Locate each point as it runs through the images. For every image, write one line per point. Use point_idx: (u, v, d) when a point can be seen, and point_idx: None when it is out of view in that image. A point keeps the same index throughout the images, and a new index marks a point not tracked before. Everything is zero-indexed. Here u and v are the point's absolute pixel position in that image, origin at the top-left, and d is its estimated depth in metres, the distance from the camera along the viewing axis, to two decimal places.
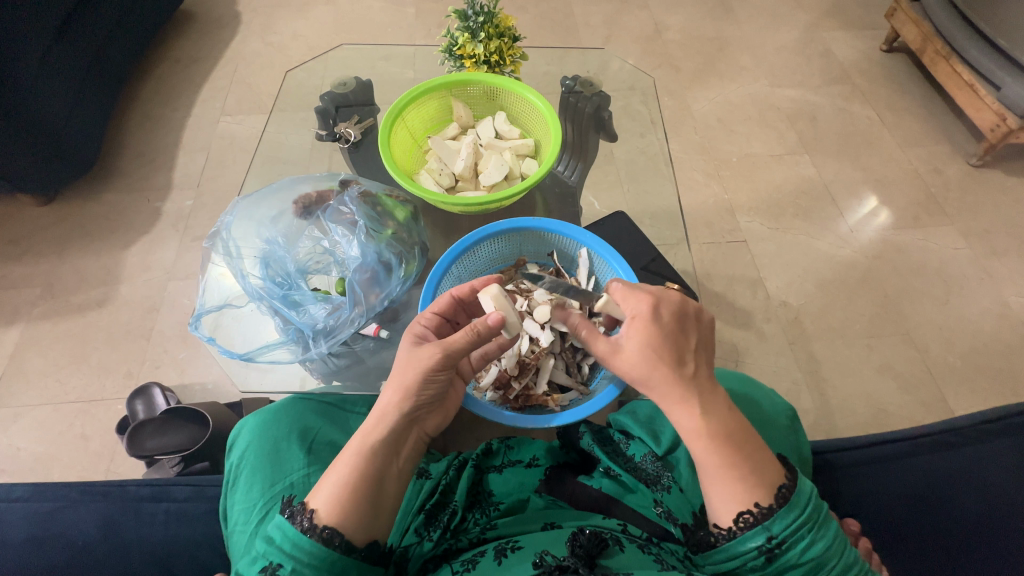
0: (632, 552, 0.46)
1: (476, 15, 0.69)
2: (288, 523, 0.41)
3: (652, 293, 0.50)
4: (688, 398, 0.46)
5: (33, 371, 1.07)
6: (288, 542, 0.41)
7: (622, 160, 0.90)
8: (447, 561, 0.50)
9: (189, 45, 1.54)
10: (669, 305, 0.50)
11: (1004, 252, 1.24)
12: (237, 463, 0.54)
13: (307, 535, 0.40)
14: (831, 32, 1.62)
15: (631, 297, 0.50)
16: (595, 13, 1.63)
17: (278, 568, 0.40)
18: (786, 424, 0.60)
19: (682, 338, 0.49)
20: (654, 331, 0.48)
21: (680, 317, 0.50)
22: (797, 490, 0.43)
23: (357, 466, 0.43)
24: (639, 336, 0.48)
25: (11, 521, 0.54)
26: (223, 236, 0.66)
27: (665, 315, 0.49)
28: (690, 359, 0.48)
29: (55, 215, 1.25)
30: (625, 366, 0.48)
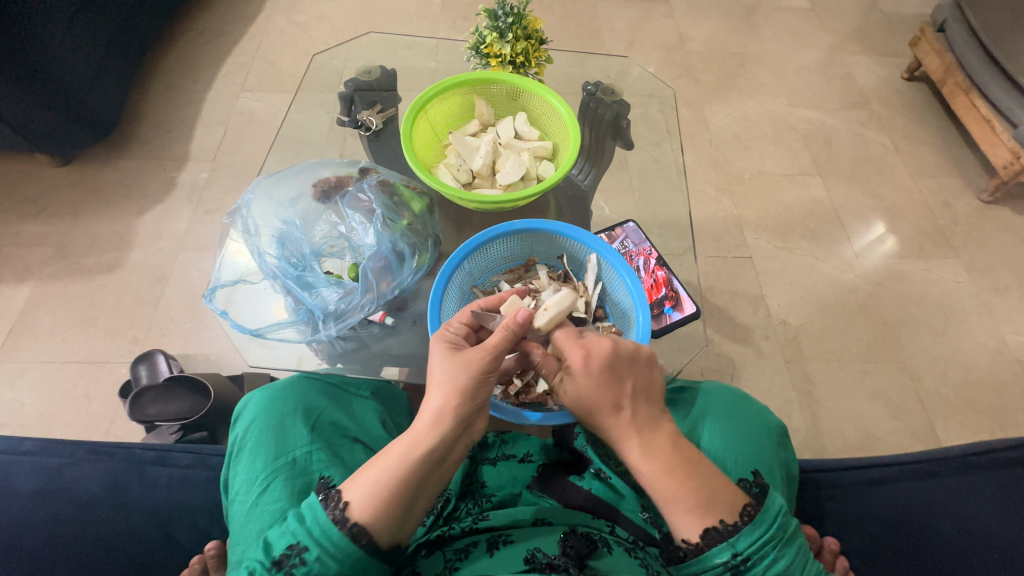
0: (619, 554, 0.48)
1: (506, 16, 0.69)
2: (321, 508, 0.43)
3: (583, 347, 0.52)
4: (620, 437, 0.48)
5: (40, 328, 1.09)
6: (318, 525, 0.42)
7: (635, 166, 0.92)
8: (439, 547, 0.50)
9: (215, 19, 1.55)
10: (601, 355, 0.51)
11: (1005, 290, 1.25)
12: (244, 437, 0.56)
13: (336, 523, 0.42)
14: (854, 56, 1.63)
15: (574, 347, 0.52)
16: (620, 18, 1.63)
17: (305, 550, 0.42)
18: (777, 441, 0.62)
19: (616, 386, 0.49)
20: (587, 377, 0.50)
21: (612, 366, 0.50)
22: (763, 508, 0.45)
23: (396, 467, 0.44)
24: (573, 386, 0.51)
25: (18, 472, 0.55)
26: (243, 213, 0.67)
27: (598, 360, 0.50)
28: (626, 404, 0.48)
29: (72, 176, 1.26)
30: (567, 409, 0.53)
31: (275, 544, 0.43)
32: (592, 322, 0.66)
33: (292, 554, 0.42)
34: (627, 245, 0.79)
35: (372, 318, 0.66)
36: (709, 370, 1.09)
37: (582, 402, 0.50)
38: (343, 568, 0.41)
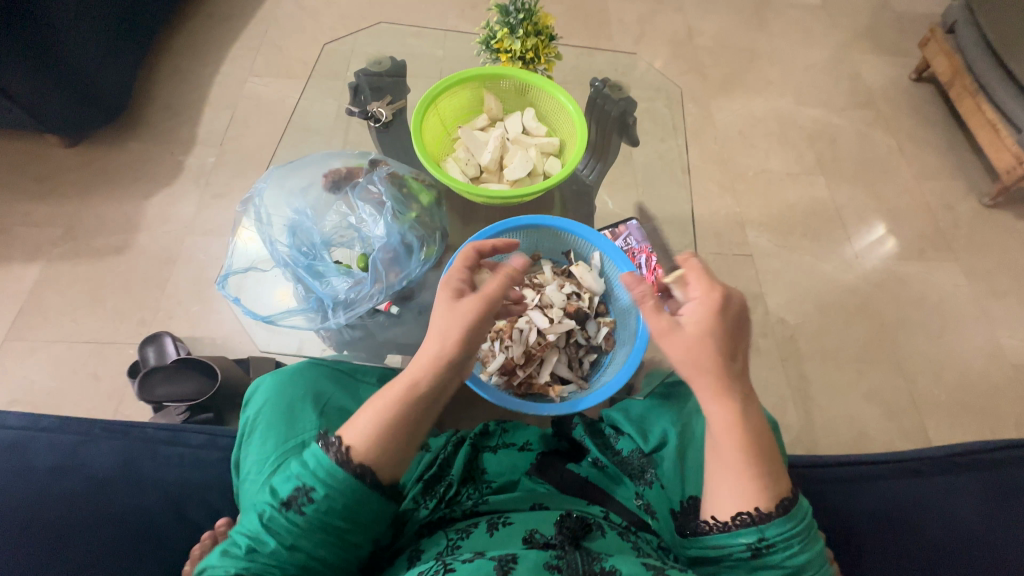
0: (613, 538, 0.50)
1: (517, 12, 0.69)
2: (322, 453, 0.45)
3: (719, 292, 0.52)
4: (725, 395, 0.49)
5: (50, 308, 1.10)
6: (319, 465, 0.44)
7: (640, 163, 0.93)
8: (443, 525, 0.54)
9: (223, 2, 1.55)
10: (734, 306, 0.52)
11: (1003, 294, 1.26)
12: (254, 420, 0.58)
13: (336, 461, 0.44)
14: (863, 55, 1.62)
15: (705, 288, 0.53)
16: (629, 11, 1.63)
17: (312, 490, 0.43)
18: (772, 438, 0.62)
19: (737, 340, 0.51)
20: (716, 325, 0.50)
21: (739, 320, 0.52)
22: (797, 505, 0.46)
23: (390, 409, 0.47)
24: (697, 326, 0.51)
25: (37, 448, 0.58)
26: (255, 202, 0.68)
27: (729, 313, 0.52)
28: (740, 356, 0.51)
29: (80, 158, 1.27)
30: (671, 350, 0.51)
31: (281, 488, 0.45)
32: (594, 317, 0.67)
33: (297, 495, 0.44)
34: (629, 242, 0.79)
35: (378, 308, 0.67)
36: None
37: (710, 343, 0.50)
38: (350, 503, 0.44)
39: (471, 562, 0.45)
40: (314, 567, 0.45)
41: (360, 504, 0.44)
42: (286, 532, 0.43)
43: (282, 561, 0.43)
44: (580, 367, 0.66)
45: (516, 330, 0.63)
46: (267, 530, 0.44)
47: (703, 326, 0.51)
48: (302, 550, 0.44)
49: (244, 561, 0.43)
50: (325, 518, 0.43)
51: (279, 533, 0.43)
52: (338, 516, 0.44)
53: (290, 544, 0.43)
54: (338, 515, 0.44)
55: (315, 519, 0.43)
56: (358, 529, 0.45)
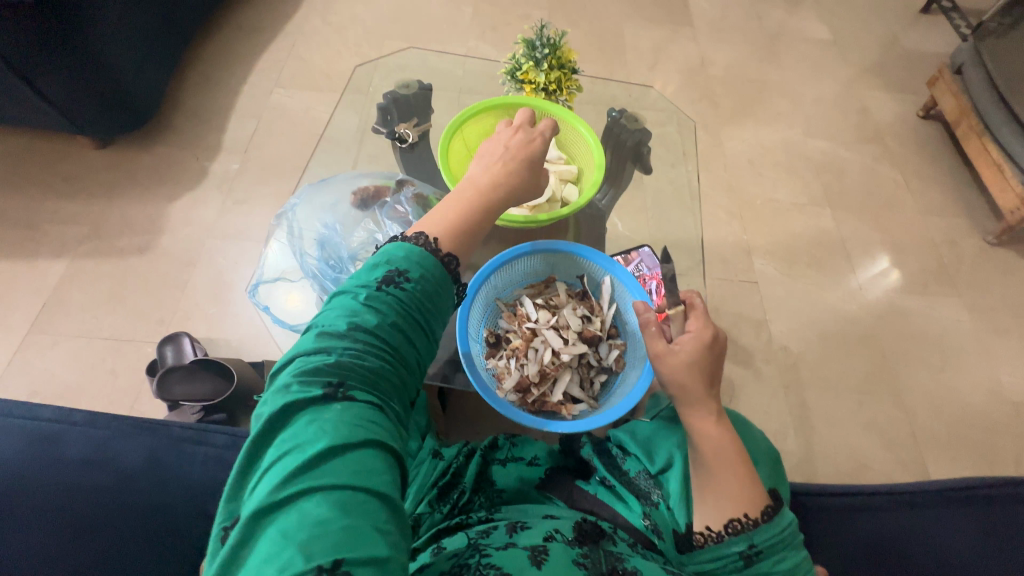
0: (624, 547, 0.51)
1: (543, 47, 0.73)
2: (411, 245, 0.46)
3: (710, 326, 0.59)
4: (707, 408, 0.55)
5: (73, 304, 1.14)
6: (409, 256, 0.46)
7: (651, 188, 0.96)
8: (462, 528, 0.56)
9: (253, 15, 1.61)
10: (721, 343, 0.58)
11: (1004, 332, 1.28)
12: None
13: (422, 251, 0.46)
14: (872, 90, 1.66)
15: (699, 322, 0.59)
16: (645, 38, 1.68)
17: (405, 274, 0.44)
18: (768, 462, 0.62)
19: (717, 370, 0.57)
20: (705, 351, 0.57)
21: (720, 356, 0.58)
22: (779, 512, 0.50)
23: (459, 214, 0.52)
24: (690, 351, 0.57)
25: (70, 441, 0.60)
26: (291, 213, 0.74)
27: (717, 349, 0.58)
28: (717, 385, 0.57)
29: (109, 159, 1.32)
30: (666, 368, 0.56)
31: (369, 277, 0.44)
32: (606, 339, 0.69)
33: (384, 288, 0.43)
34: (641, 268, 0.81)
35: None
36: None
37: (698, 367, 0.56)
38: (435, 288, 0.46)
39: (506, 548, 0.47)
40: (403, 361, 0.43)
41: (440, 290, 0.47)
42: (385, 311, 0.43)
43: (378, 346, 0.42)
44: (591, 387, 0.69)
45: (531, 349, 0.66)
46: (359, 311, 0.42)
47: (694, 352, 0.57)
48: (398, 341, 0.43)
49: (342, 342, 0.41)
50: (417, 302, 0.44)
51: (376, 313, 0.42)
52: (422, 304, 0.45)
53: (389, 323, 0.43)
54: (427, 303, 0.45)
55: (410, 299, 0.44)
56: (434, 319, 0.46)
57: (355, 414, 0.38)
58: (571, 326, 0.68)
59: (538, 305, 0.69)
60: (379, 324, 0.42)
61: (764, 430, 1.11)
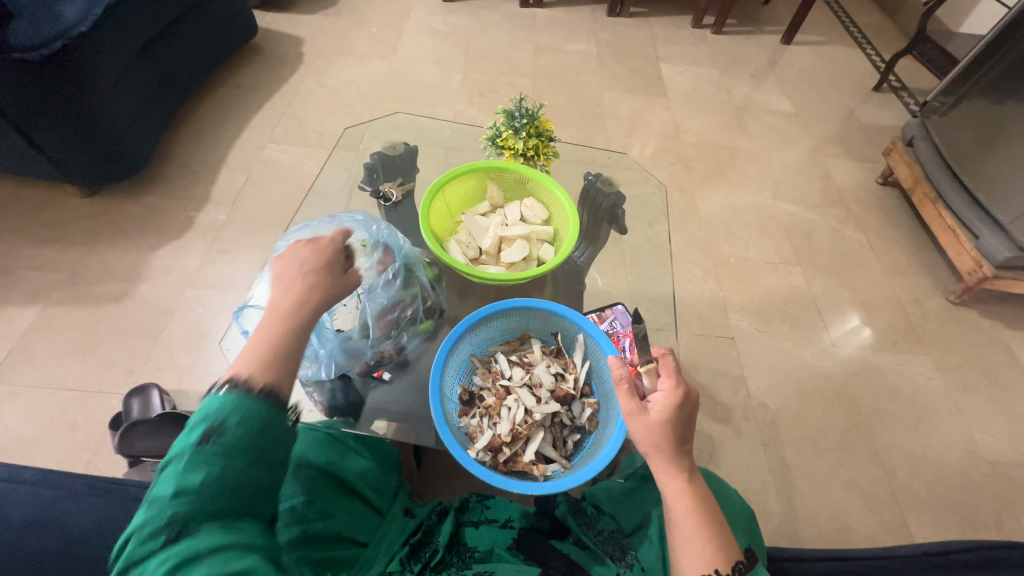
0: None
1: (521, 117, 0.79)
2: (219, 396, 0.46)
3: (683, 384, 0.58)
4: (679, 467, 0.54)
5: (39, 352, 1.11)
6: (224, 402, 0.45)
7: (629, 246, 1.00)
8: None
9: (252, 76, 1.69)
10: (693, 399, 0.58)
11: (974, 389, 1.31)
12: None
13: (238, 391, 0.46)
14: (833, 158, 1.78)
15: (671, 379, 0.59)
16: (623, 107, 1.80)
17: (221, 426, 0.44)
18: (745, 522, 0.63)
19: (688, 428, 0.57)
20: (673, 407, 0.56)
21: (691, 413, 0.58)
22: (752, 568, 0.50)
23: (269, 346, 0.51)
24: (662, 409, 0.56)
25: (16, 501, 0.58)
26: (281, 247, 0.73)
27: (689, 406, 0.58)
28: (690, 443, 0.57)
29: (94, 208, 1.33)
30: (638, 427, 0.56)
31: (186, 442, 0.43)
32: (579, 398, 0.69)
33: (207, 438, 0.43)
34: (615, 326, 0.83)
35: (372, 374, 0.75)
36: None
37: (668, 426, 0.55)
38: (263, 419, 0.46)
39: None
40: (250, 499, 0.42)
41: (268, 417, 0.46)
42: (209, 462, 0.41)
43: (215, 491, 0.40)
44: (564, 447, 0.68)
45: (504, 407, 0.66)
46: (185, 473, 0.41)
47: (666, 407, 0.56)
48: (239, 481, 0.42)
49: (174, 512, 0.39)
50: (245, 442, 0.44)
51: (203, 466, 0.41)
52: (255, 438, 0.44)
53: (217, 471, 0.41)
54: (260, 434, 0.45)
55: (235, 439, 0.43)
56: (274, 447, 0.46)
57: (209, 572, 0.36)
58: (543, 383, 0.68)
59: (513, 362, 0.71)
60: (207, 471, 0.41)
61: (745, 490, 1.09)
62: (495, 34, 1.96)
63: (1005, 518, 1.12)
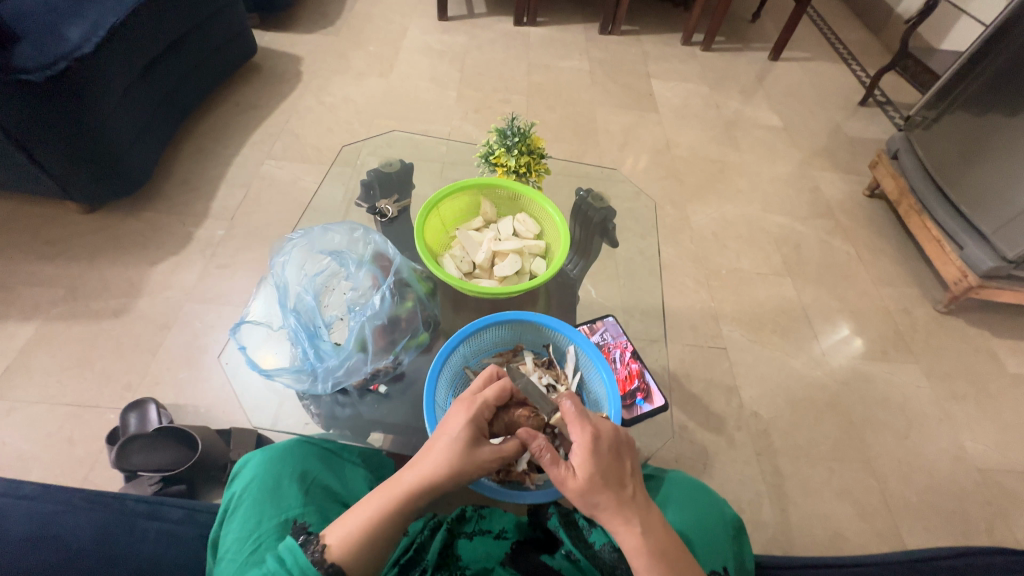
0: None
1: (513, 135, 0.82)
2: (300, 550, 0.48)
3: (595, 423, 0.54)
4: (630, 518, 0.50)
5: (36, 368, 1.11)
6: (297, 561, 0.47)
7: (621, 258, 1.02)
8: None
9: (251, 94, 1.72)
10: (606, 433, 0.54)
11: (963, 397, 1.33)
12: (232, 497, 0.61)
13: (314, 562, 0.48)
14: (821, 171, 1.82)
15: (577, 425, 0.53)
16: (615, 122, 1.84)
17: None
18: (731, 535, 0.65)
19: (619, 466, 0.53)
20: (594, 454, 0.52)
21: (616, 446, 0.54)
22: None
23: (371, 530, 0.51)
24: (585, 464, 0.51)
25: (13, 515, 0.57)
26: (278, 268, 0.74)
27: (605, 441, 0.53)
28: (629, 482, 0.52)
29: (94, 223, 1.35)
30: (574, 492, 0.51)
31: None
32: None
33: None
34: (606, 337, 0.85)
35: (368, 387, 0.77)
36: (683, 457, 1.13)
37: (597, 479, 0.51)
38: None
39: None
40: None
41: None
42: None
43: None
44: None
45: None
46: None
47: (587, 459, 0.51)
48: None
49: None
50: None
51: None
52: None
53: None
54: None
55: None
56: None
57: None
58: None
59: None
60: None
61: (739, 500, 1.10)
62: (490, 52, 2.01)
63: (996, 525, 1.14)
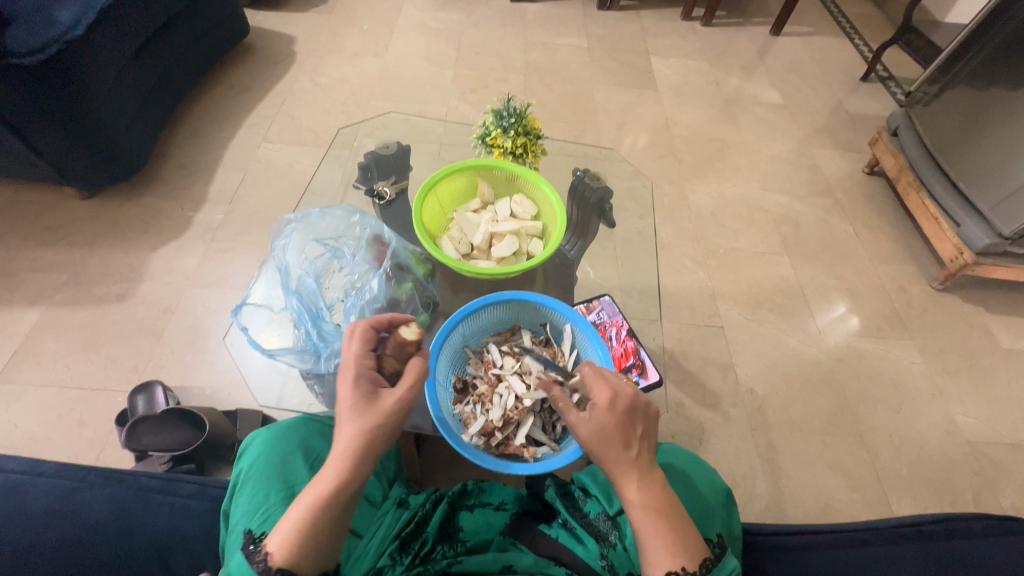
0: None
1: (510, 116, 0.82)
2: (245, 563, 0.47)
3: (613, 385, 0.55)
4: (631, 475, 0.52)
5: (43, 352, 1.13)
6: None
7: (620, 238, 1.03)
8: None
9: (245, 76, 1.70)
10: (624, 397, 0.54)
11: (956, 373, 1.35)
12: (242, 469, 0.63)
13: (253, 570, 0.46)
14: (821, 149, 1.81)
15: (596, 383, 0.56)
16: (614, 101, 1.82)
17: None
18: (721, 502, 0.68)
19: (628, 429, 0.53)
20: (604, 416, 0.53)
21: (631, 411, 0.54)
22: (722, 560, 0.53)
23: (308, 523, 0.47)
24: (594, 417, 0.54)
25: (35, 492, 0.61)
26: (280, 250, 0.75)
27: (621, 403, 0.54)
28: (635, 443, 0.53)
29: (93, 209, 1.35)
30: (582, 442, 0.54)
31: None
32: None
33: None
34: (602, 316, 0.86)
35: None
36: (679, 433, 1.16)
37: (602, 433, 0.53)
38: None
39: None
40: None
41: None
42: None
43: None
44: (554, 431, 0.70)
45: (496, 394, 0.70)
46: None
47: (599, 418, 0.53)
48: None
49: None
50: None
51: None
52: None
53: None
54: None
55: None
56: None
57: None
58: (533, 371, 0.71)
59: (504, 352, 0.74)
60: None
61: (733, 473, 1.13)
62: (486, 30, 1.98)
63: (983, 495, 1.17)
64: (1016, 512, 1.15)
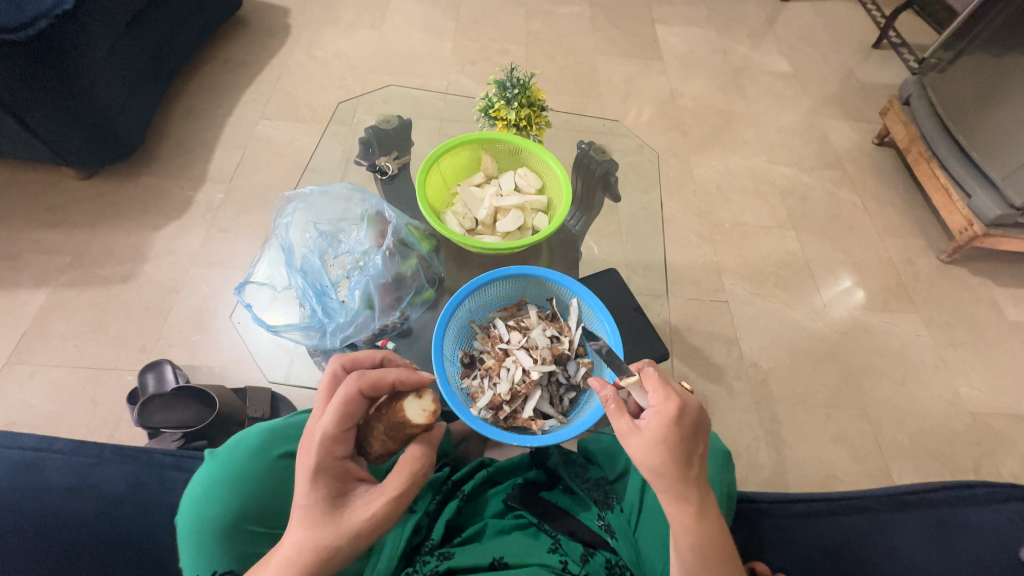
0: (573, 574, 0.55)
1: (513, 88, 0.80)
2: None
3: (680, 395, 0.53)
4: (689, 497, 0.51)
5: (53, 333, 1.14)
6: None
7: (624, 213, 1.02)
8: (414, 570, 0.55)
9: (239, 50, 1.66)
10: (691, 410, 0.53)
11: (961, 345, 1.35)
12: (215, 522, 0.58)
13: None
14: (830, 119, 1.77)
15: (661, 392, 0.54)
16: (618, 72, 1.77)
17: None
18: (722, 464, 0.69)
19: (691, 447, 0.52)
20: (672, 431, 0.51)
21: (696, 428, 0.53)
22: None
23: None
24: (659, 429, 0.52)
25: (53, 469, 0.63)
26: (283, 229, 0.75)
27: (687, 418, 0.53)
28: (696, 462, 0.52)
29: (93, 189, 1.34)
30: (636, 450, 0.52)
31: None
32: (575, 357, 0.72)
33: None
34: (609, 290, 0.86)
35: (377, 343, 0.79)
36: None
37: (664, 446, 0.51)
38: None
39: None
40: None
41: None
42: None
43: None
44: (560, 404, 0.71)
45: (503, 368, 0.70)
46: None
47: (666, 429, 0.51)
48: None
49: None
50: None
51: None
52: None
53: None
54: None
55: None
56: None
57: None
58: (540, 345, 0.71)
59: (511, 327, 0.74)
60: None
61: (737, 446, 1.15)
62: None
63: (984, 465, 1.18)
64: (1015, 480, 1.16)
